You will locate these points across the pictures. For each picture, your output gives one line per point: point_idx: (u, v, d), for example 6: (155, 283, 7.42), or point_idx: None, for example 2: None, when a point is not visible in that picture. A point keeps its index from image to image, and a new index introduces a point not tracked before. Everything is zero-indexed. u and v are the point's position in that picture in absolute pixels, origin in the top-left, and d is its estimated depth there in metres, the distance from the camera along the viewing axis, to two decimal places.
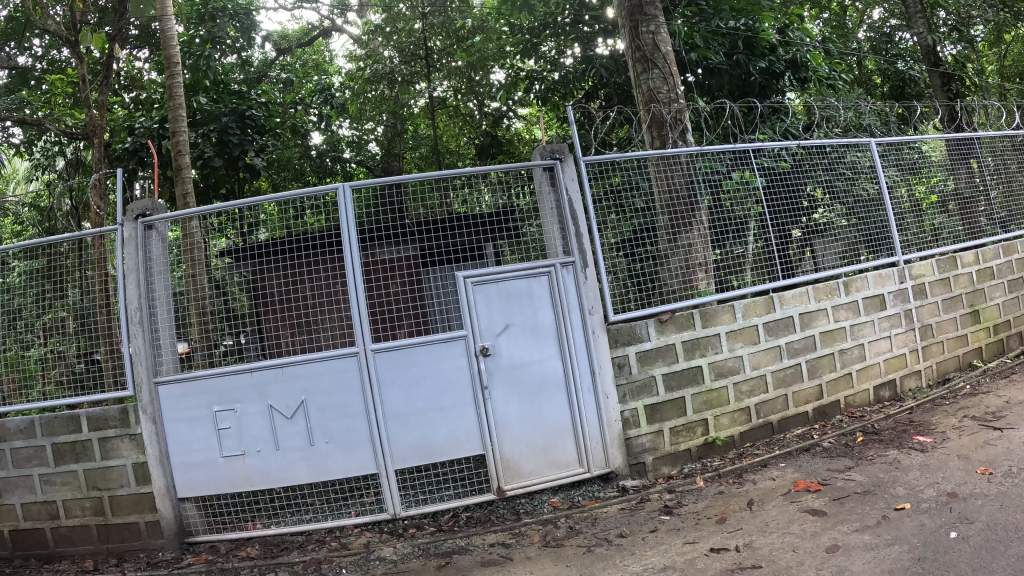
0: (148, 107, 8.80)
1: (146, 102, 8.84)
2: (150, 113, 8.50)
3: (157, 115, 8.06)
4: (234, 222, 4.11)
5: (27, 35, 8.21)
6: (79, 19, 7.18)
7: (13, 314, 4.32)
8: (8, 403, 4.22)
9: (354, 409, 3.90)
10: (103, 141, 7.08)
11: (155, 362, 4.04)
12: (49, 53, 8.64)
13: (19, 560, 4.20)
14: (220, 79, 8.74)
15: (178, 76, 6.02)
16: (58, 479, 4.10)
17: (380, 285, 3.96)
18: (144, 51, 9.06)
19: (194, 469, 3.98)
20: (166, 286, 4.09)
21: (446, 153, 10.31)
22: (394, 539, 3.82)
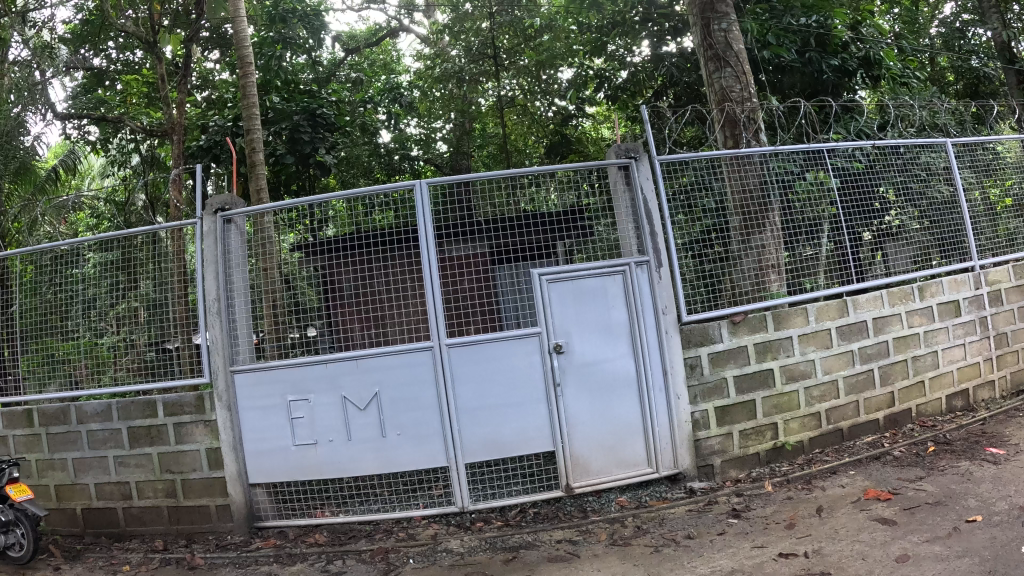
0: (220, 106, 9.01)
1: (218, 100, 8.93)
2: (223, 112, 8.71)
3: (231, 115, 8.30)
4: (303, 218, 4.18)
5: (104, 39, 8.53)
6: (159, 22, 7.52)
7: (88, 304, 4.49)
8: (79, 386, 4.42)
9: (427, 402, 3.96)
10: (181, 138, 7.25)
11: (232, 351, 4.17)
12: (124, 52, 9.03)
13: (91, 538, 4.39)
14: (291, 79, 8.95)
15: (251, 76, 6.17)
16: (132, 461, 4.27)
17: (453, 282, 4.02)
18: (216, 51, 9.30)
19: (266, 457, 4.10)
20: (244, 280, 4.23)
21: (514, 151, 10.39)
22: (461, 531, 3.87)
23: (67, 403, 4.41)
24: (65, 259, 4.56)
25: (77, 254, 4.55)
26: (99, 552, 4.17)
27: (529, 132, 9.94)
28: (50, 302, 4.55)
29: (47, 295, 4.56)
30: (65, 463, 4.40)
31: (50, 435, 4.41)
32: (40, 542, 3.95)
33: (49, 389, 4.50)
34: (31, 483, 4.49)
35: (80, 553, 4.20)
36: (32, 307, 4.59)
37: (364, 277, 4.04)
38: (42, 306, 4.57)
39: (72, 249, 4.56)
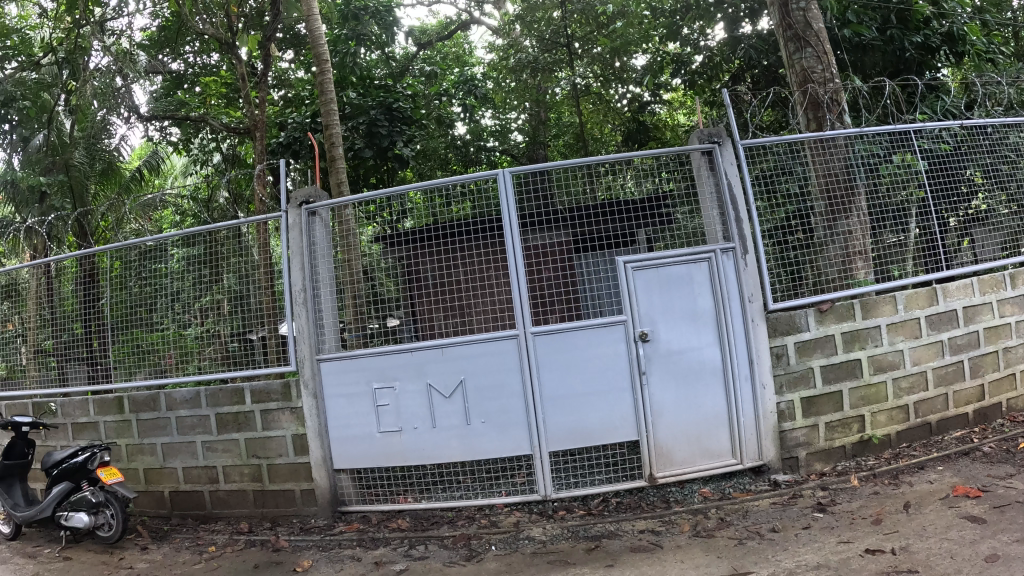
0: (298, 103, 9.24)
1: (296, 99, 9.13)
2: (301, 109, 8.93)
3: (309, 111, 8.46)
4: (381, 210, 4.25)
5: (182, 41, 8.70)
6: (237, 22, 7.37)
7: (174, 296, 4.67)
8: (166, 375, 4.61)
9: (511, 390, 4.00)
10: (264, 137, 7.08)
11: (318, 340, 4.28)
12: (202, 55, 9.33)
13: (178, 519, 4.59)
14: (366, 75, 9.12)
15: (328, 72, 6.29)
16: (220, 446, 4.44)
17: (536, 270, 4.03)
18: (291, 50, 9.55)
19: (351, 444, 4.21)
20: (328, 271, 4.33)
21: (591, 139, 10.44)
22: (543, 519, 3.90)
23: (156, 391, 4.62)
24: (151, 254, 4.75)
25: (163, 249, 4.73)
26: (187, 533, 4.36)
27: (605, 120, 9.92)
28: (138, 296, 4.75)
29: (134, 290, 4.76)
30: (154, 447, 4.61)
31: (140, 421, 4.63)
32: (128, 522, 4.12)
33: (137, 378, 4.69)
34: (122, 467, 4.71)
35: (168, 533, 4.39)
36: (121, 300, 4.79)
37: (444, 268, 4.10)
38: (130, 300, 4.78)
39: (158, 245, 4.74)
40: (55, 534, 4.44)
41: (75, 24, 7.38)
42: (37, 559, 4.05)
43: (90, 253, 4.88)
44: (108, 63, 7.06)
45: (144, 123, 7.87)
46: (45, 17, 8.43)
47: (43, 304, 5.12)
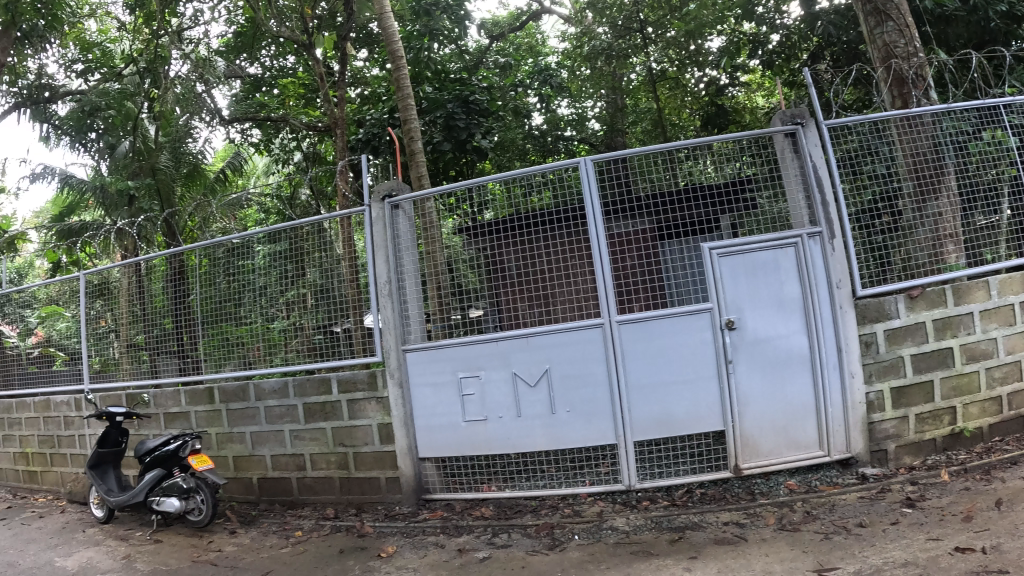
0: (375, 100, 9.41)
1: (373, 95, 9.34)
2: (378, 106, 9.11)
3: (387, 107, 8.66)
4: (463, 202, 4.37)
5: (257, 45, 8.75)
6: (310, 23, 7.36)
7: (260, 291, 4.86)
8: (253, 366, 4.82)
9: (596, 379, 4.04)
10: (346, 135, 7.00)
11: (404, 330, 4.43)
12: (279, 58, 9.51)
13: (266, 504, 4.78)
14: (441, 69, 9.24)
15: (404, 68, 6.26)
16: (307, 435, 4.61)
17: (619, 258, 4.03)
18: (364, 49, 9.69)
19: (437, 432, 4.31)
20: (412, 262, 4.47)
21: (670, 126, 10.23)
22: (627, 510, 3.93)
23: (245, 382, 4.82)
24: (238, 251, 4.95)
25: (249, 246, 4.93)
26: (275, 517, 4.54)
27: (683, 105, 9.72)
28: (226, 291, 4.96)
29: (222, 285, 4.98)
30: (243, 436, 4.82)
31: (230, 411, 4.86)
32: (216, 508, 4.29)
33: (225, 369, 4.91)
34: (212, 455, 4.94)
35: (256, 517, 4.58)
36: (209, 296, 5.02)
37: (528, 254, 4.14)
38: (218, 295, 4.99)
39: (244, 242, 4.94)
40: (145, 518, 4.64)
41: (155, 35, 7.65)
42: (129, 543, 4.18)
43: (179, 251, 5.15)
44: (187, 70, 7.18)
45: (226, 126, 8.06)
46: (125, 28, 8.88)
47: (134, 301, 5.38)
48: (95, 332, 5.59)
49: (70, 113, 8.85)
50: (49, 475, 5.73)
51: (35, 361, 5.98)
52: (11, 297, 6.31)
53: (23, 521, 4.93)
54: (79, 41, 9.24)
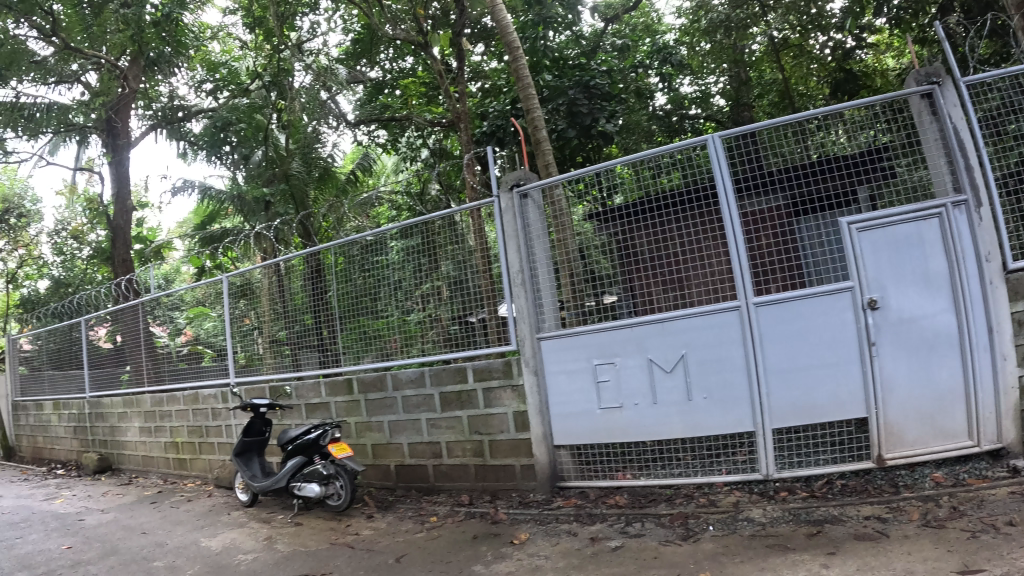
0: (496, 93, 9.34)
1: (494, 87, 9.35)
2: (500, 96, 9.15)
3: (508, 98, 8.69)
4: (591, 187, 4.35)
5: (377, 50, 8.97)
6: (423, 24, 7.28)
7: (396, 285, 5.07)
8: (391, 358, 5.04)
9: (734, 363, 3.94)
10: (469, 127, 7.03)
11: (538, 320, 4.48)
12: (399, 59, 9.31)
13: (402, 490, 4.98)
14: (558, 56, 9.13)
15: (521, 58, 6.11)
16: (444, 423, 4.76)
17: (753, 236, 3.92)
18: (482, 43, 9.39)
19: (573, 420, 4.36)
20: (544, 250, 4.51)
21: (797, 96, 9.79)
22: (764, 501, 3.81)
23: (384, 373, 5.06)
24: (373, 248, 5.19)
25: (384, 242, 5.15)
26: (414, 503, 4.73)
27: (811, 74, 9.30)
28: (362, 287, 5.22)
29: (358, 281, 5.24)
30: (381, 425, 5.05)
31: (369, 401, 5.10)
32: (355, 493, 4.54)
33: (364, 361, 5.16)
34: (352, 442, 5.20)
35: (393, 502, 4.78)
36: (344, 292, 5.31)
37: (662, 240, 4.02)
38: (354, 290, 5.26)
39: (379, 239, 5.16)
40: (286, 502, 4.94)
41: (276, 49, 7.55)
42: (272, 525, 4.38)
43: (315, 251, 5.49)
44: (308, 80, 7.47)
45: (352, 129, 8.59)
46: (247, 46, 9.27)
47: (275, 300, 5.74)
48: (240, 329, 5.98)
49: (205, 131, 9.68)
50: (197, 461, 6.20)
51: (184, 358, 6.43)
52: (160, 301, 6.72)
53: (174, 503, 5.27)
54: (204, 63, 9.80)
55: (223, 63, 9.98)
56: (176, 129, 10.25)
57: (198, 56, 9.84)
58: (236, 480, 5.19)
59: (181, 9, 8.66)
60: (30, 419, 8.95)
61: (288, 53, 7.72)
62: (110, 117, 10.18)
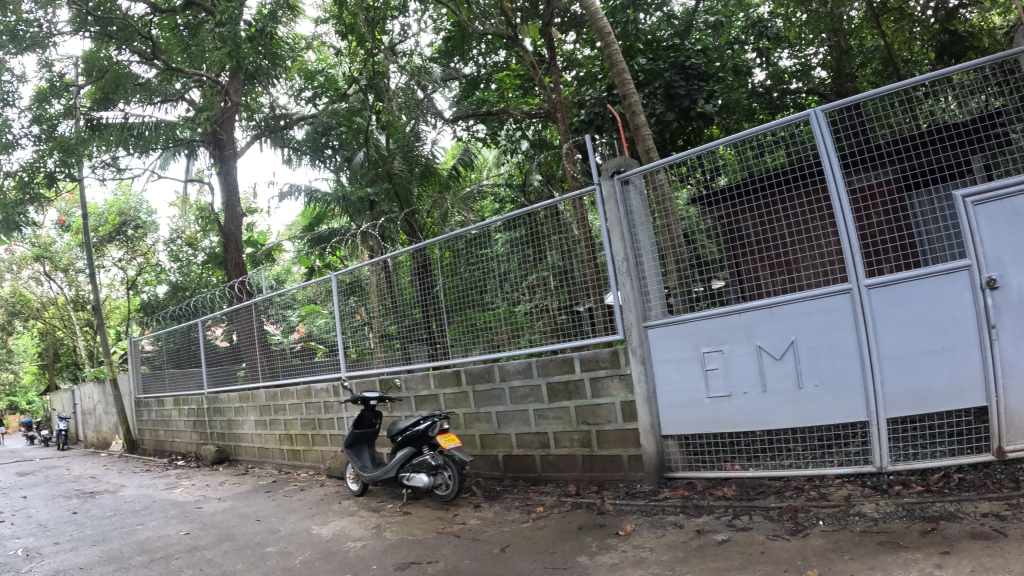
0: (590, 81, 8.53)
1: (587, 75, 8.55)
2: (595, 84, 8.41)
3: (603, 85, 8.07)
4: (694, 170, 4.21)
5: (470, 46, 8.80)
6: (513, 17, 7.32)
7: (503, 277, 5.06)
8: (500, 349, 5.08)
9: (846, 349, 3.71)
10: (565, 114, 7.04)
11: (645, 307, 4.42)
12: (492, 53, 9.03)
13: (510, 480, 5.03)
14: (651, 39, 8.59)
15: (614, 44, 6.01)
16: (551, 414, 4.76)
17: (863, 214, 3.70)
18: (572, 30, 8.75)
19: (680, 409, 4.25)
20: (647, 236, 4.42)
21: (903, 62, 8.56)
22: (877, 494, 3.58)
23: (493, 365, 5.11)
24: (480, 241, 5.23)
25: (490, 236, 5.17)
26: (521, 493, 4.76)
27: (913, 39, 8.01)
28: (469, 280, 5.29)
29: (465, 275, 5.32)
30: (489, 416, 5.12)
31: (476, 393, 5.19)
32: (462, 484, 4.64)
33: (473, 353, 5.26)
34: (461, 433, 5.31)
35: (500, 492, 4.83)
36: (452, 286, 5.40)
37: (768, 220, 3.87)
38: (462, 284, 5.34)
39: (485, 232, 5.20)
40: (396, 492, 5.13)
41: (369, 54, 7.74)
42: (381, 513, 4.55)
43: (422, 247, 5.63)
44: (404, 80, 7.59)
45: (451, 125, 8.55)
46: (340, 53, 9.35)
47: (384, 295, 5.94)
48: (352, 324, 6.24)
49: (309, 137, 10.49)
50: (311, 452, 6.50)
51: (297, 354, 6.78)
52: (273, 301, 7.12)
53: (288, 492, 5.55)
54: (303, 73, 10.23)
55: (321, 71, 10.41)
56: (281, 137, 11.03)
57: (296, 67, 10.18)
58: (346, 472, 5.46)
59: (275, 23, 8.54)
60: (153, 415, 9.99)
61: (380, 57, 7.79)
62: (217, 131, 10.87)
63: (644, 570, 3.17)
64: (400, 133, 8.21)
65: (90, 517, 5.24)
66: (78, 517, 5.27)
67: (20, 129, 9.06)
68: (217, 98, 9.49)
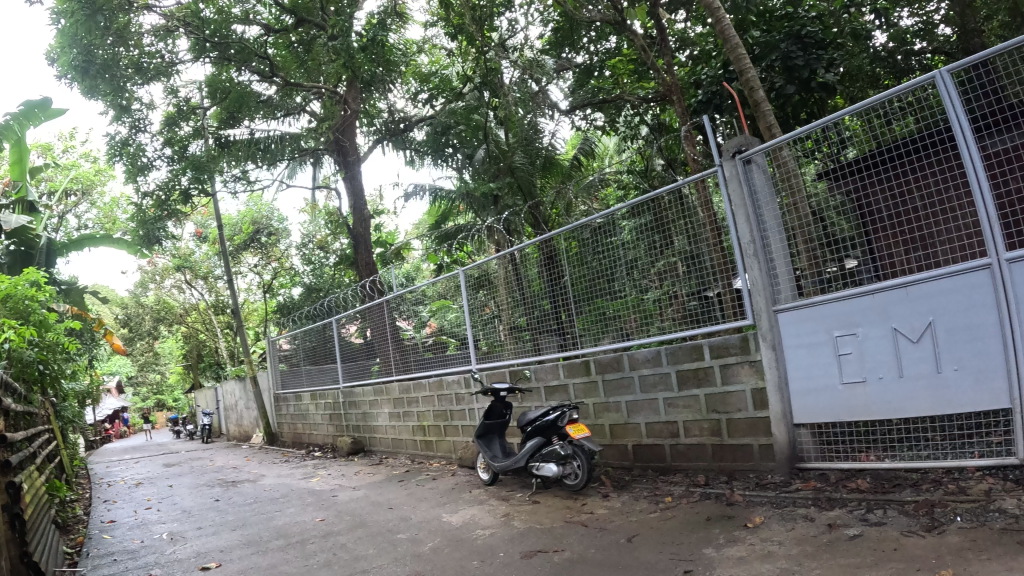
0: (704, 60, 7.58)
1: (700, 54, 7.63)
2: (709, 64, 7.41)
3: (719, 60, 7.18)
4: (821, 143, 3.97)
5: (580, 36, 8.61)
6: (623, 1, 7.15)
7: (632, 265, 4.95)
8: (630, 338, 5.00)
9: (986, 330, 3.36)
10: (682, 97, 6.54)
11: (774, 291, 4.23)
12: (603, 40, 8.61)
13: (639, 470, 4.96)
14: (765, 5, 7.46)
15: (726, 19, 5.68)
16: (681, 402, 4.66)
17: (1002, 181, 3.29)
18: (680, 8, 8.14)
19: (813, 396, 4.02)
20: (774, 216, 4.22)
21: None
22: (1021, 489, 3.26)
23: (623, 354, 5.05)
24: (606, 229, 5.16)
25: (616, 224, 5.09)
26: (648, 483, 4.70)
27: None
28: (597, 269, 5.20)
29: (592, 264, 5.24)
30: (619, 405, 5.08)
31: (606, 381, 5.16)
32: (591, 474, 4.63)
33: (604, 342, 5.20)
34: (591, 423, 5.29)
35: (630, 482, 4.79)
36: (580, 276, 5.35)
37: (901, 193, 3.56)
38: (589, 273, 5.27)
39: (611, 220, 5.12)
40: (525, 481, 5.23)
41: (481, 52, 7.77)
42: (510, 502, 4.64)
43: (548, 238, 5.62)
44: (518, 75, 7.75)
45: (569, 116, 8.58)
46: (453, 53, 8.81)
47: (513, 288, 6.00)
48: (482, 317, 6.38)
49: (430, 137, 10.84)
50: (443, 443, 6.73)
51: (429, 348, 7.02)
52: (405, 298, 7.38)
53: (420, 481, 5.77)
54: (417, 76, 10.37)
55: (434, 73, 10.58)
56: (401, 139, 11.27)
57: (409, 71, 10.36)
58: (478, 460, 5.60)
59: (385, 30, 8.54)
60: (290, 409, 10.76)
61: (492, 53, 7.83)
62: (339, 139, 11.16)
63: (771, 564, 3.00)
64: (519, 127, 8.16)
65: (231, 504, 5.68)
66: (220, 505, 5.73)
67: (154, 151, 10.25)
68: (336, 108, 9.95)
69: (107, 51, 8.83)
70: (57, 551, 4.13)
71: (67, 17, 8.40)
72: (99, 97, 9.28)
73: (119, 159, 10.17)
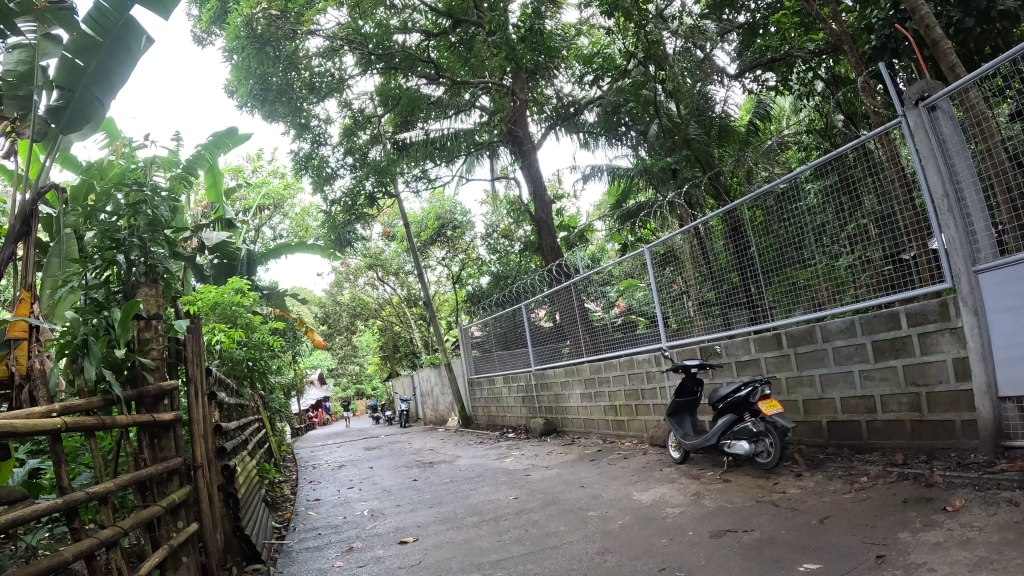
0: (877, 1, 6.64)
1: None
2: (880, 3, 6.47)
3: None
4: (1012, 78, 3.47)
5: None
6: None
7: (820, 231, 4.66)
8: (823, 308, 4.72)
9: None
10: (854, 45, 5.65)
11: (973, 250, 3.74)
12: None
13: (834, 448, 4.66)
14: None
15: None
16: (878, 375, 4.31)
17: None
18: None
19: (1019, 366, 3.47)
20: (967, 165, 3.76)
21: None
22: None
23: (817, 325, 4.78)
24: (790, 195, 4.88)
25: (800, 187, 4.80)
26: (842, 462, 4.40)
27: None
28: (784, 238, 4.95)
29: (778, 233, 4.99)
30: (813, 379, 4.80)
31: (799, 355, 4.91)
32: (785, 451, 4.43)
33: (795, 313, 4.95)
34: (784, 399, 5.05)
35: (824, 461, 4.53)
36: (767, 246, 5.10)
37: None
38: (776, 242, 5.02)
39: (794, 184, 4.85)
40: (718, 460, 5.11)
41: (640, 28, 7.57)
42: (701, 481, 4.56)
43: (731, 209, 5.40)
44: (681, 44, 7.51)
45: (739, 79, 8.21)
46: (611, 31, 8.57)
47: (700, 263, 5.84)
48: (670, 294, 6.27)
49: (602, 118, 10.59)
50: (635, 422, 6.74)
51: (620, 327, 7.05)
52: (592, 279, 7.41)
53: (612, 460, 5.82)
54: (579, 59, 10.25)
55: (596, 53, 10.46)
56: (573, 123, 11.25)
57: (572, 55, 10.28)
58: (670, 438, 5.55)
59: (541, 18, 8.48)
60: (484, 393, 11.27)
61: (652, 26, 7.57)
62: (512, 129, 11.43)
63: (969, 552, 2.71)
64: (689, 97, 7.86)
65: (429, 484, 6.05)
66: (418, 484, 6.14)
67: (336, 161, 11.15)
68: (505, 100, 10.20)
69: (279, 77, 9.66)
70: (269, 524, 4.69)
71: (241, 53, 9.23)
72: (280, 119, 10.44)
73: (306, 172, 11.18)
